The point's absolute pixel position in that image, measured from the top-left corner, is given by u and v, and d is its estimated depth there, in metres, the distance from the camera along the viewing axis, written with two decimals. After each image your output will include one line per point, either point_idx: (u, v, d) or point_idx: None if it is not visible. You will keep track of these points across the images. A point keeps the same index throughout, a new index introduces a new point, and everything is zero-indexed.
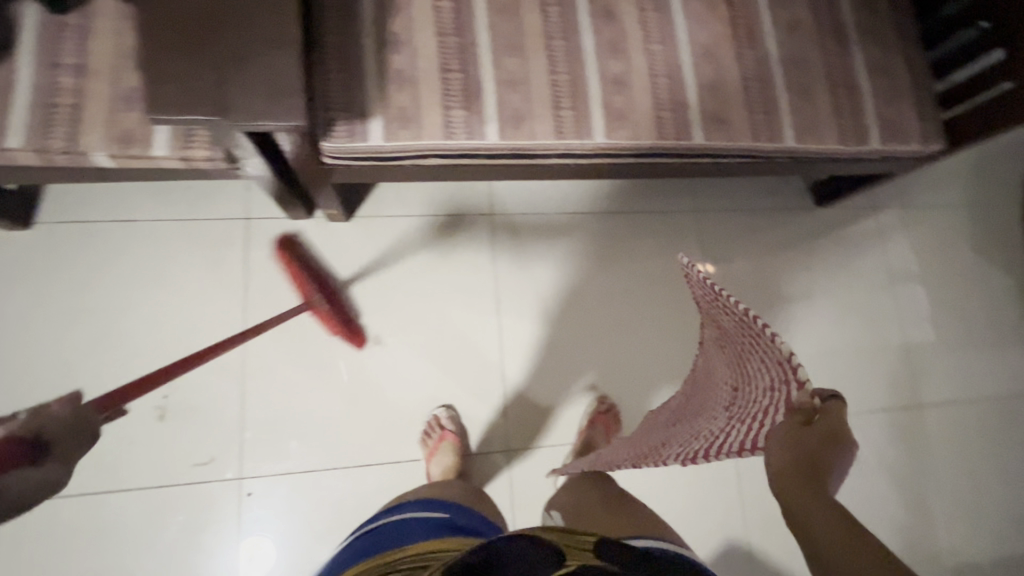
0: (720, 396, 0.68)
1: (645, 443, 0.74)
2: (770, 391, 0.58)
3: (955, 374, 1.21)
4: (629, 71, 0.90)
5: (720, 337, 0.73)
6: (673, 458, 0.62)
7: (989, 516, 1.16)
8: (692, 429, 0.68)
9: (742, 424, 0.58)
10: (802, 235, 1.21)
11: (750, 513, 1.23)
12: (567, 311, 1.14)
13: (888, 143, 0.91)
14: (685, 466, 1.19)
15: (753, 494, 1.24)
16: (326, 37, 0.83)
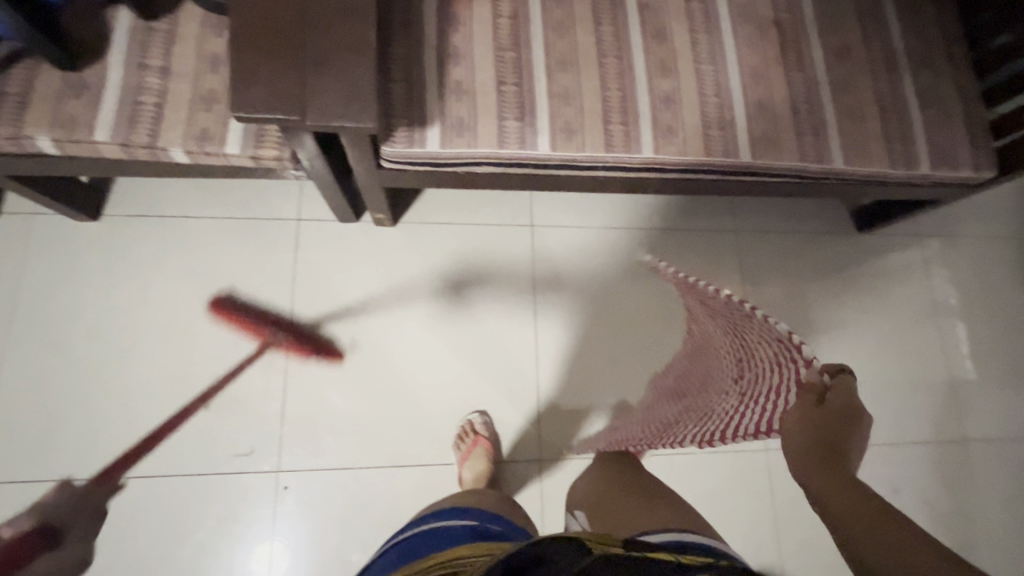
0: (727, 369, 0.65)
1: (662, 425, 0.76)
2: (776, 367, 0.53)
3: (991, 401, 1.29)
4: (678, 88, 0.89)
5: (706, 304, 0.68)
6: (690, 440, 0.63)
7: (1018, 538, 1.22)
8: (706, 404, 0.66)
9: (754, 404, 0.55)
10: (841, 264, 1.32)
11: (790, 549, 1.15)
12: (598, 307, 1.20)
13: (939, 168, 0.92)
14: (721, 490, 1.16)
15: (793, 535, 1.16)
16: (389, 44, 0.84)
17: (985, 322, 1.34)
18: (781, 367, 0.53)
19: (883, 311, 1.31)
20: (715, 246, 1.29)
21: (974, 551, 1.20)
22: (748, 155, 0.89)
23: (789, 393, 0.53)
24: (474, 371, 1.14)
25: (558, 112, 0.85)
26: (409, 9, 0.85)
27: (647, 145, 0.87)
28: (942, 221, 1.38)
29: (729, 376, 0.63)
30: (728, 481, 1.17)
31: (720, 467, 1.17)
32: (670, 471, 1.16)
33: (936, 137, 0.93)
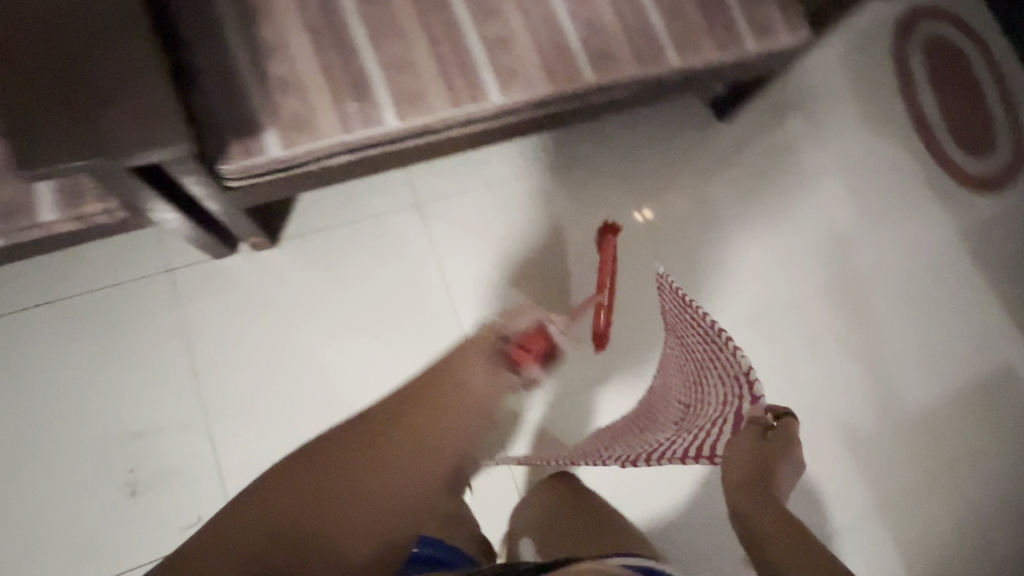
0: (671, 407, 0.74)
1: (579, 449, 0.83)
2: (719, 405, 0.61)
3: (871, 237, 1.44)
4: (507, 28, 0.89)
5: (678, 348, 0.76)
6: (612, 458, 0.68)
7: (923, 345, 1.38)
8: (639, 437, 0.73)
9: (688, 434, 0.62)
10: (717, 156, 1.40)
11: None
12: (509, 266, 1.21)
13: (761, 42, 0.99)
14: None
15: None
16: (191, 57, 0.77)
17: (852, 171, 1.47)
18: (723, 405, 0.60)
19: (763, 187, 1.41)
20: (600, 173, 1.32)
21: (889, 371, 1.35)
22: (591, 77, 0.91)
23: (724, 426, 0.59)
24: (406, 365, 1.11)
25: (397, 82, 0.83)
26: (202, 14, 0.78)
27: (493, 91, 0.86)
28: (791, 91, 1.48)
29: (673, 415, 0.72)
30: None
31: None
32: (617, 397, 1.21)
33: (753, 15, 0.99)
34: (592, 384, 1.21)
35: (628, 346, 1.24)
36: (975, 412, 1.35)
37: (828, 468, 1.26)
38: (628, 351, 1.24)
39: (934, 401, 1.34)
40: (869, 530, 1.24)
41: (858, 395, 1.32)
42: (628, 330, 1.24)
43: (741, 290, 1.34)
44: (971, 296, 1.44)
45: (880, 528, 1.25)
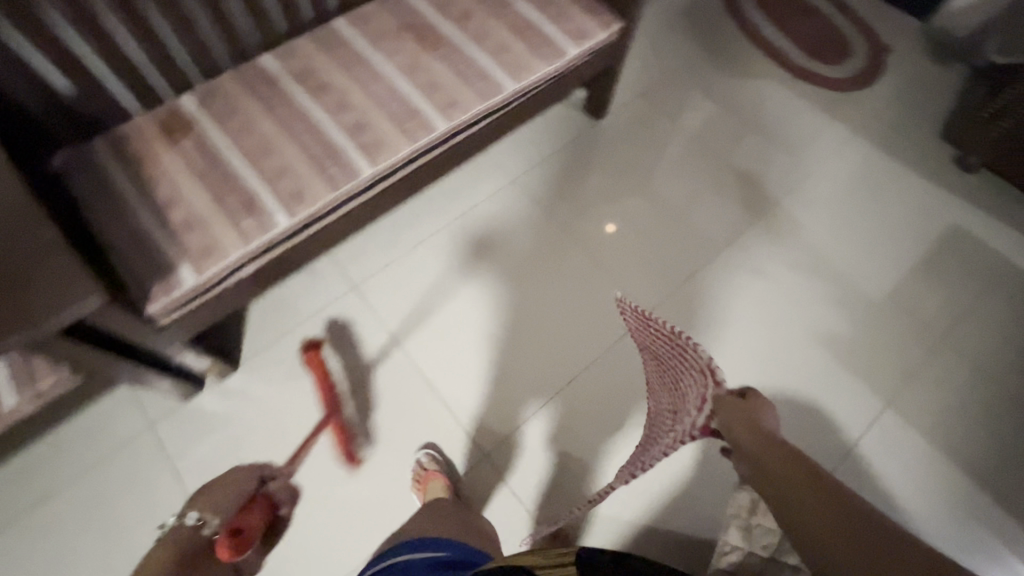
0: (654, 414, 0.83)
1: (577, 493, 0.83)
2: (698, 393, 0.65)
3: (774, 161, 1.51)
4: (360, 112, 1.03)
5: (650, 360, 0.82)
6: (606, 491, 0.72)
7: (866, 239, 1.41)
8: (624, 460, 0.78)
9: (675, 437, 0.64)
10: (608, 148, 1.51)
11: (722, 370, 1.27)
12: (458, 311, 1.29)
13: (582, 43, 1.14)
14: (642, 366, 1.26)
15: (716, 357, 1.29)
16: (101, 230, 0.89)
17: (732, 115, 1.58)
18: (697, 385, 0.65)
19: (659, 159, 1.51)
20: (507, 200, 1.42)
21: (844, 273, 1.37)
22: (444, 123, 1.03)
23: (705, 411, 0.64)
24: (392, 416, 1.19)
25: (279, 187, 0.95)
26: (104, 194, 0.92)
27: (363, 163, 0.98)
28: (651, 72, 1.62)
29: (660, 427, 0.76)
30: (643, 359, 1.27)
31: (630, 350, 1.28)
32: (597, 389, 1.24)
33: (564, 26, 1.15)
34: (570, 386, 1.24)
35: (589, 340, 1.29)
36: (940, 278, 1.36)
37: (824, 384, 1.26)
38: (591, 343, 1.28)
39: (898, 283, 1.36)
40: (889, 428, 1.21)
41: (825, 305, 1.34)
42: (581, 325, 1.30)
43: (677, 253, 1.39)
44: (889, 179, 1.50)
45: (900, 422, 1.22)
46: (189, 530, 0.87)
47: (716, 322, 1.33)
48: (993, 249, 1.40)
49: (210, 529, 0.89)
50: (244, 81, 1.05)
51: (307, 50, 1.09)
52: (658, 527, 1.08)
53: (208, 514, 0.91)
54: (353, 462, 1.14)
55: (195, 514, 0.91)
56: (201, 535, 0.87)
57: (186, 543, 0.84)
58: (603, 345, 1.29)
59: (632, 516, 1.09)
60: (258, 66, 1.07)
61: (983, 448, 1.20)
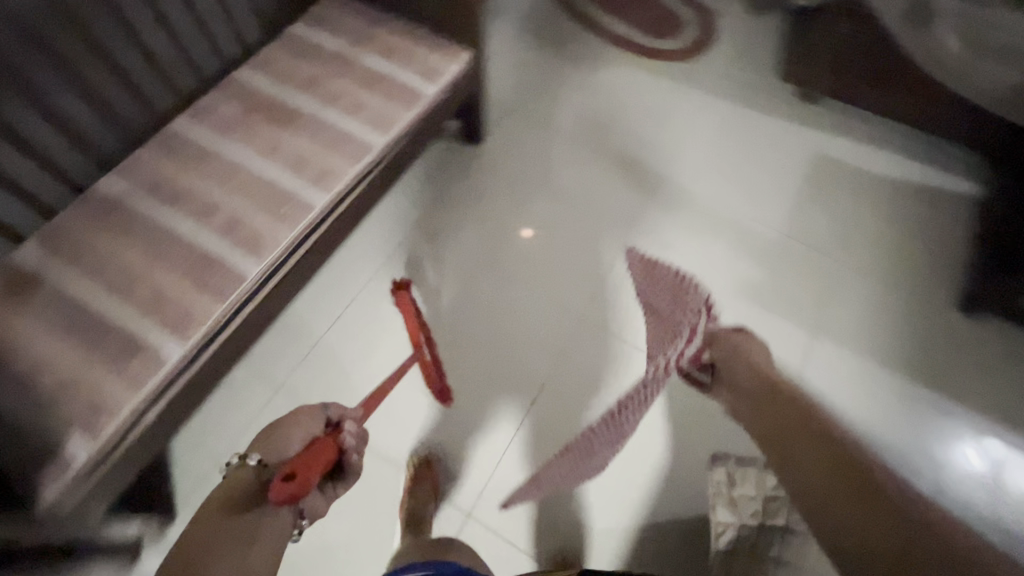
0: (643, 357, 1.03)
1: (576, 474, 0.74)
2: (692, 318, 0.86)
3: (649, 138, 1.60)
4: (228, 211, 0.96)
5: None
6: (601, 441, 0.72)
7: (748, 185, 1.52)
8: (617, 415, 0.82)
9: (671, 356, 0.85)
10: (495, 168, 1.52)
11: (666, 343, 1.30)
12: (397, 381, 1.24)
13: (438, 81, 1.14)
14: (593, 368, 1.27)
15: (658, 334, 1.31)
16: None
17: (600, 105, 1.64)
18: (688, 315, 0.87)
19: (546, 164, 1.54)
20: (415, 248, 1.38)
21: (742, 223, 1.46)
22: (322, 198, 0.99)
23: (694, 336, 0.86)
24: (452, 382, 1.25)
25: (160, 316, 0.86)
26: None
27: (248, 264, 0.91)
28: (514, 86, 1.66)
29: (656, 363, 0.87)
30: (592, 369, 1.27)
31: (577, 355, 1.29)
32: (558, 415, 1.23)
33: (415, 68, 1.14)
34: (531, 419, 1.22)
35: (535, 367, 1.27)
36: (818, 202, 1.49)
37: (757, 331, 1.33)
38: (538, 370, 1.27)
39: (788, 218, 1.47)
40: (821, 353, 1.31)
41: (735, 258, 1.42)
42: (523, 347, 1.29)
43: (590, 247, 1.42)
44: (752, 127, 1.62)
45: (829, 344, 1.31)
46: (244, 471, 0.66)
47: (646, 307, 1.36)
48: (852, 163, 1.55)
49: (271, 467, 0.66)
50: (87, 211, 0.95)
51: (150, 160, 1.00)
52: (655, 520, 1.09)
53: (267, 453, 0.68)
54: (447, 399, 1.23)
55: (256, 455, 0.68)
56: (253, 469, 0.65)
57: (235, 482, 0.64)
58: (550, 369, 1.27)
59: (627, 521, 1.09)
60: (98, 191, 0.97)
61: (900, 341, 1.32)
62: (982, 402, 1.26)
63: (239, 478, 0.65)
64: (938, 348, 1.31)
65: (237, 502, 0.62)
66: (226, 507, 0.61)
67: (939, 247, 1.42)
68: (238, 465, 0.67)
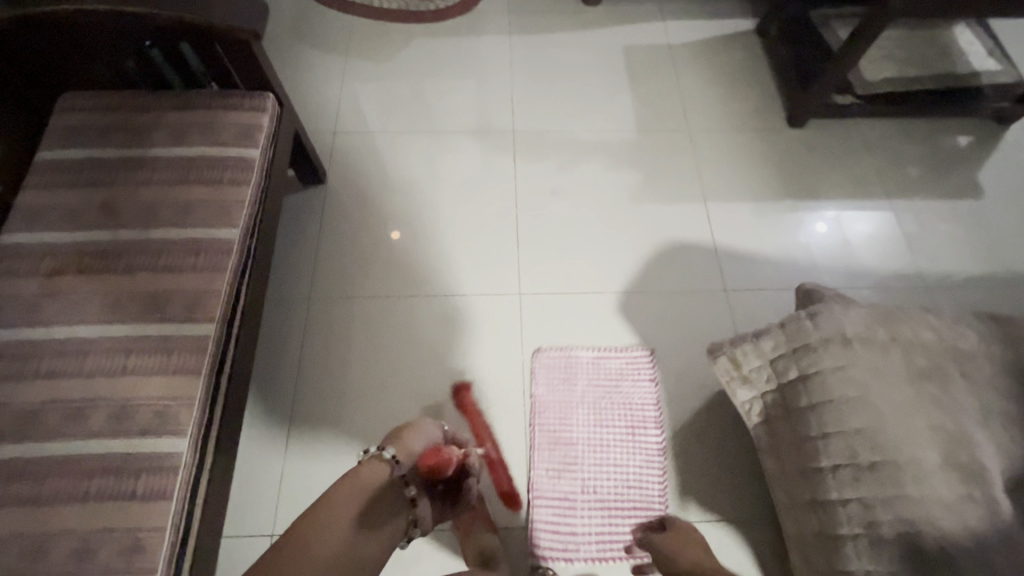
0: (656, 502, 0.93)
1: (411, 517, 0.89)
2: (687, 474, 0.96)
3: (479, 96, 1.55)
4: (107, 396, 0.77)
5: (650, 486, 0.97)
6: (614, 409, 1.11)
7: (587, 98, 1.56)
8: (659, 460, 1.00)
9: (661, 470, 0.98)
10: (354, 195, 1.39)
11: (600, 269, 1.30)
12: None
13: (255, 139, 0.99)
14: (554, 323, 1.23)
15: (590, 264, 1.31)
16: None
17: (417, 87, 1.56)
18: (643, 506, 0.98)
19: (399, 168, 1.43)
20: (324, 319, 1.25)
21: (601, 137, 1.50)
22: (209, 326, 0.83)
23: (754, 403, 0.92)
24: (486, 400, 1.16)
25: (104, 559, 0.68)
26: None
27: (170, 442, 0.75)
28: (324, 108, 1.52)
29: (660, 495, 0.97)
30: (560, 353, 1.20)
31: (532, 320, 1.24)
32: (568, 442, 1.13)
33: (222, 138, 0.98)
34: (557, 539, 1.05)
35: (503, 372, 1.19)
36: (648, 89, 1.59)
37: (665, 222, 1.38)
38: (534, 473, 1.10)
39: (633, 113, 1.54)
40: (720, 213, 1.40)
41: (614, 169, 1.44)
42: (479, 343, 1.22)
43: (486, 221, 1.36)
44: (561, 47, 1.65)
45: (722, 203, 1.42)
46: (379, 463, 0.82)
47: (585, 347, 1.21)
48: (654, 43, 1.67)
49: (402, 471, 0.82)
50: None
51: None
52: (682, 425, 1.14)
53: (400, 451, 0.84)
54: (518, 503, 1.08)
55: (392, 449, 0.84)
56: (389, 462, 0.82)
57: (372, 472, 0.80)
58: (541, 430, 1.13)
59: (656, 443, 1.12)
60: None
61: (765, 171, 1.48)
62: (842, 190, 1.47)
63: (374, 471, 0.81)
64: (793, 162, 1.50)
65: (372, 488, 0.79)
66: (362, 492, 0.78)
67: (751, 84, 1.61)
68: (374, 456, 0.83)
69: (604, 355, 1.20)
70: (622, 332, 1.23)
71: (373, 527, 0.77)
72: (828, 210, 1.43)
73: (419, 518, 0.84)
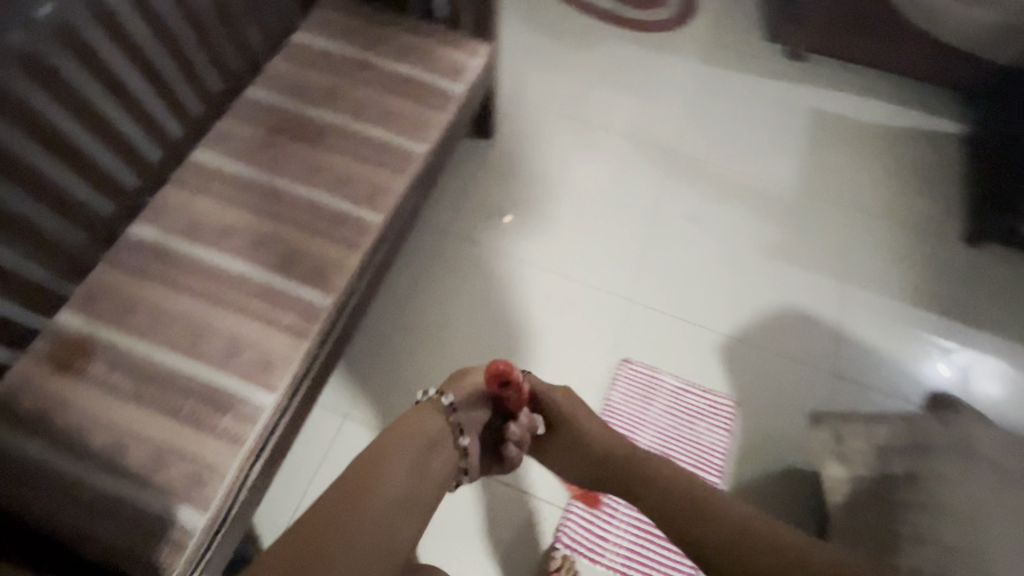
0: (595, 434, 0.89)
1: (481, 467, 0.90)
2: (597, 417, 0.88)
3: (652, 110, 1.59)
4: (284, 243, 0.91)
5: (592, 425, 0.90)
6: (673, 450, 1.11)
7: (758, 146, 1.54)
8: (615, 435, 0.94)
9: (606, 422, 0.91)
10: (510, 157, 1.48)
11: (715, 306, 1.28)
12: None
13: (463, 79, 1.10)
14: (655, 339, 1.23)
15: (707, 299, 1.29)
16: (62, 516, 0.72)
17: (598, 82, 1.63)
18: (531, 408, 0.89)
19: (558, 148, 1.50)
20: (448, 254, 1.34)
21: (758, 185, 1.48)
22: (378, 216, 0.94)
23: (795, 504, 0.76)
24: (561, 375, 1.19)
25: (243, 366, 0.81)
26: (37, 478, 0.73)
27: (320, 297, 0.87)
28: (510, 75, 1.63)
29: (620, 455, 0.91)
30: (651, 370, 1.19)
31: (636, 328, 1.25)
32: None
33: (439, 69, 1.10)
34: (587, 537, 1.06)
35: (590, 364, 1.21)
36: (824, 157, 1.54)
37: (796, 287, 1.33)
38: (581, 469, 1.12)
39: (799, 176, 1.51)
40: (855, 300, 1.33)
41: (759, 219, 1.42)
42: (578, 331, 1.25)
43: (620, 225, 1.39)
44: (746, 89, 1.65)
45: (860, 291, 1.35)
46: (437, 408, 0.83)
47: (672, 374, 1.19)
48: (846, 116, 1.62)
49: (457, 419, 0.84)
50: (128, 265, 0.87)
51: (183, 199, 0.93)
52: (747, 483, 1.11)
53: (459, 397, 0.84)
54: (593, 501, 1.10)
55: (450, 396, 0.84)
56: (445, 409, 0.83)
57: (429, 416, 0.82)
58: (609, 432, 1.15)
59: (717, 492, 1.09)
60: (132, 241, 0.89)
61: (919, 278, 1.38)
62: (999, 326, 1.34)
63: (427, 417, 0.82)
64: (953, 280, 1.39)
65: (428, 436, 0.80)
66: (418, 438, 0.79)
67: (933, 187, 1.52)
68: (432, 400, 0.84)
69: (686, 389, 1.17)
70: (720, 374, 1.20)
71: (429, 473, 0.78)
72: (959, 358, 1.29)
73: (468, 469, 0.85)
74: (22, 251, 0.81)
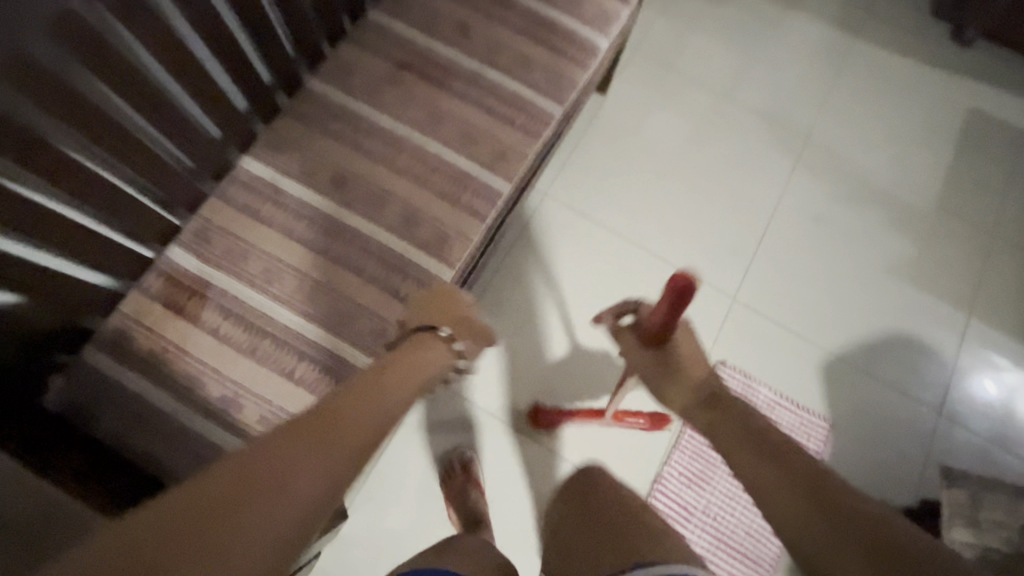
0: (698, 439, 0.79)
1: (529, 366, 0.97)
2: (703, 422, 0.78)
3: (787, 83, 1.41)
4: (404, 201, 0.83)
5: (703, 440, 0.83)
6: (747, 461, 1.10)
7: (899, 142, 1.37)
8: None
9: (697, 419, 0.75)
10: (624, 119, 1.34)
11: (821, 321, 1.20)
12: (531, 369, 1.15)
13: (611, 29, 0.95)
14: (753, 348, 1.17)
15: (814, 311, 1.21)
16: (179, 463, 0.71)
17: (732, 40, 1.43)
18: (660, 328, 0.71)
19: (676, 115, 1.35)
20: (548, 220, 1.24)
21: (891, 189, 1.33)
22: (506, 184, 0.85)
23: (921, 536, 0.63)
24: None
25: (360, 335, 0.76)
26: (155, 422, 0.71)
27: (441, 270, 0.80)
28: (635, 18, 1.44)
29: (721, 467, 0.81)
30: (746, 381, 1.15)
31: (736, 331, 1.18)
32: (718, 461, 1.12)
33: (585, 14, 0.95)
34: (678, 499, 1.09)
35: None
36: (972, 165, 1.37)
37: (915, 314, 1.22)
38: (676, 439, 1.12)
39: (941, 185, 1.34)
40: (977, 334, 1.22)
41: (887, 229, 1.29)
42: None
43: (733, 216, 1.28)
44: (898, 73, 1.44)
45: (984, 326, 1.23)
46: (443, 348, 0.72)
47: (768, 387, 1.15)
48: (1006, 121, 1.42)
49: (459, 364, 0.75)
50: (239, 204, 0.81)
51: (297, 136, 0.85)
52: None
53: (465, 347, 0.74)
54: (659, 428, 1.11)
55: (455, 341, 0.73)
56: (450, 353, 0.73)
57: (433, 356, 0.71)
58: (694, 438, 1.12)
59: None
60: (245, 177, 0.82)
61: None
62: None
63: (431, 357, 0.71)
64: None
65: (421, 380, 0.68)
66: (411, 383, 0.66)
67: None
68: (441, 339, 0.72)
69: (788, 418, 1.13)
70: (816, 395, 1.15)
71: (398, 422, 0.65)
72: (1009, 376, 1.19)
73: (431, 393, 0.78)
74: (140, 178, 0.70)
